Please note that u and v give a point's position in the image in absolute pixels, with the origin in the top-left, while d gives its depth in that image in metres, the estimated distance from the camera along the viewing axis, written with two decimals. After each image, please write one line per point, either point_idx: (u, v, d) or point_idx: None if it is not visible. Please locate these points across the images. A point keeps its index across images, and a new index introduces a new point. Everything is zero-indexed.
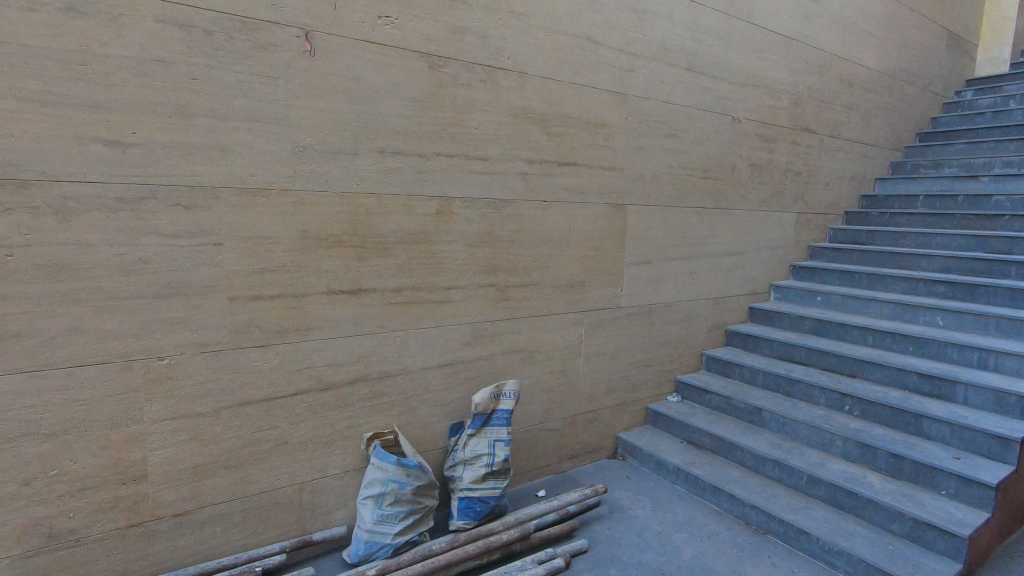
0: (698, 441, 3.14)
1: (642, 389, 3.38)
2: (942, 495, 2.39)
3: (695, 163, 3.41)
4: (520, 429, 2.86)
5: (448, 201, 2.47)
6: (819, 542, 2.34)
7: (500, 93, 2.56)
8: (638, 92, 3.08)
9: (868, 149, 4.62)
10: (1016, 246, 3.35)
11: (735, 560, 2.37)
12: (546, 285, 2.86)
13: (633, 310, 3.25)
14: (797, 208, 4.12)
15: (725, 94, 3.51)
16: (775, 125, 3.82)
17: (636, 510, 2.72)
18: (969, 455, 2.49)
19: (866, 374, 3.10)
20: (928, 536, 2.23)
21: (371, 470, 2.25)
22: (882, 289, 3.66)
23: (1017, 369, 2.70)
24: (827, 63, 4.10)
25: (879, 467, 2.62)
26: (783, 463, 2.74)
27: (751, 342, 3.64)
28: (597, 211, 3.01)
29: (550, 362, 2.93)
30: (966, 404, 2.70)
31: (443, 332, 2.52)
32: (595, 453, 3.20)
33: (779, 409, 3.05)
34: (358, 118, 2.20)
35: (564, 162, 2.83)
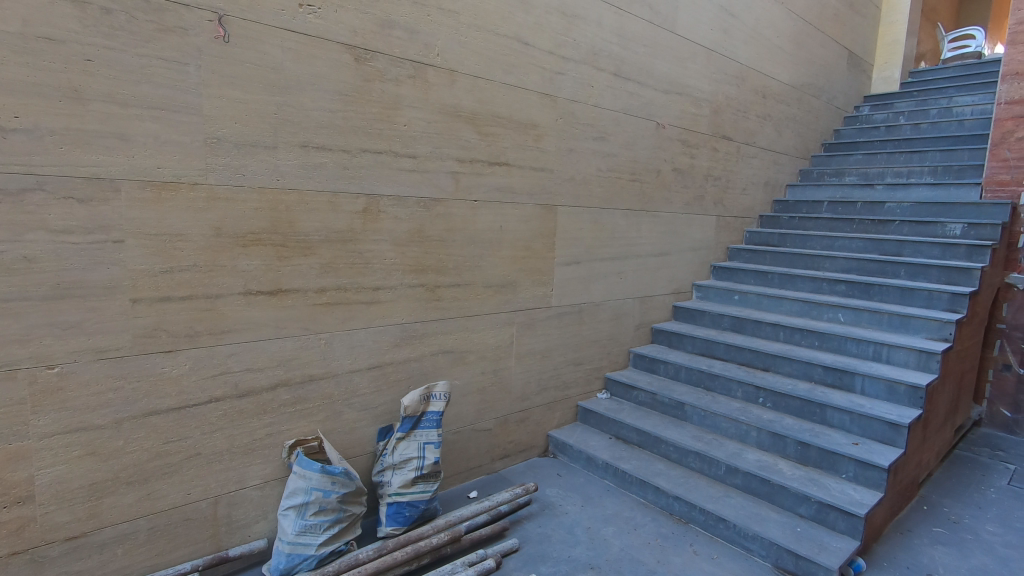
0: (626, 437, 3.23)
1: (573, 387, 3.47)
2: (843, 478, 2.57)
3: (623, 166, 3.51)
4: (452, 430, 2.86)
5: (375, 199, 2.45)
6: (735, 528, 2.44)
7: (429, 90, 2.56)
8: (568, 95, 3.14)
9: (781, 157, 4.91)
10: (904, 248, 3.73)
11: (660, 549, 2.43)
12: (478, 286, 2.88)
13: (565, 309, 3.32)
14: (717, 211, 4.33)
15: (651, 99, 3.63)
16: (697, 132, 4.00)
17: (566, 506, 2.76)
18: (866, 440, 2.69)
19: (778, 368, 3.30)
20: (831, 517, 2.38)
21: (293, 480, 2.22)
22: (792, 288, 3.93)
23: (906, 361, 2.95)
24: (743, 74, 4.33)
25: (789, 454, 2.77)
26: (706, 455, 2.84)
27: (674, 339, 3.81)
28: (528, 211, 3.04)
29: (482, 362, 2.95)
30: (864, 394, 2.92)
31: (368, 336, 2.51)
32: (527, 452, 3.26)
33: (700, 403, 3.18)
34: (279, 111, 2.15)
35: (494, 162, 2.85)
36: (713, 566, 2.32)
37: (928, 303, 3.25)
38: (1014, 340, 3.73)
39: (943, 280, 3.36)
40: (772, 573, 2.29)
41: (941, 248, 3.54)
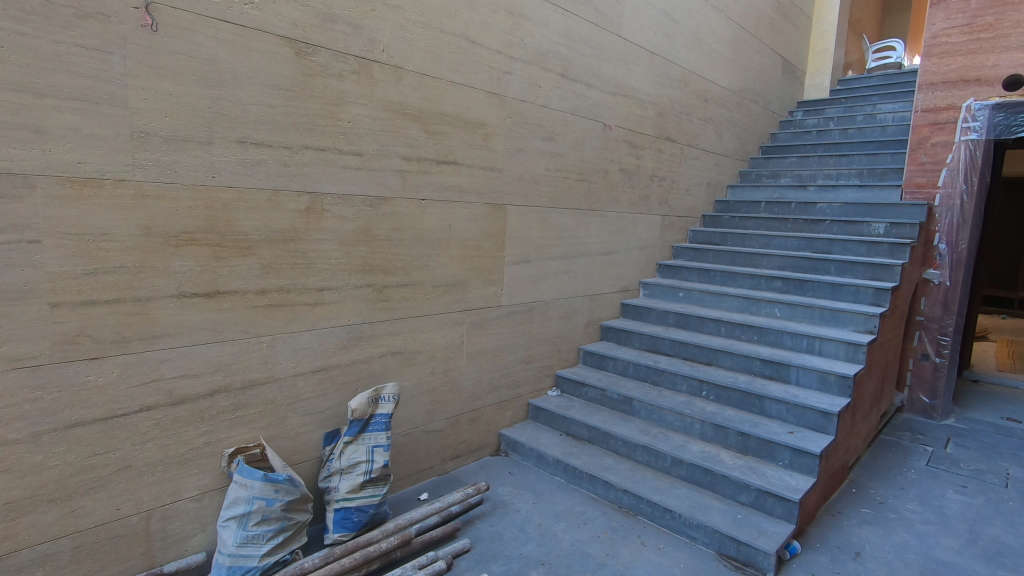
0: (576, 433, 3.28)
1: (524, 385, 3.49)
2: (779, 465, 2.69)
3: (571, 166, 3.55)
4: (402, 432, 2.82)
5: (319, 197, 2.38)
6: (680, 518, 2.52)
7: (374, 86, 2.51)
8: (516, 95, 3.15)
9: (721, 159, 5.10)
10: (834, 246, 3.95)
11: (609, 542, 2.48)
12: (426, 286, 2.85)
13: (515, 308, 3.33)
14: (662, 210, 4.45)
15: (597, 101, 3.69)
16: (642, 133, 4.10)
17: (518, 504, 2.78)
18: (800, 429, 2.83)
19: (720, 362, 3.42)
20: (769, 503, 2.49)
21: (233, 489, 2.13)
22: (733, 285, 4.09)
23: (836, 352, 3.13)
24: (685, 78, 4.47)
25: (730, 445, 2.88)
26: (652, 448, 2.92)
27: (622, 336, 3.89)
28: (478, 210, 3.04)
29: (432, 362, 2.92)
30: (799, 384, 3.07)
31: (313, 338, 2.44)
32: (479, 451, 3.25)
33: (647, 398, 3.27)
34: (214, 105, 2.06)
35: (442, 160, 2.82)
36: (659, 556, 2.39)
37: (856, 298, 3.46)
38: (931, 331, 4.01)
39: (868, 276, 3.59)
40: (715, 559, 2.38)
41: (866, 246, 3.77)
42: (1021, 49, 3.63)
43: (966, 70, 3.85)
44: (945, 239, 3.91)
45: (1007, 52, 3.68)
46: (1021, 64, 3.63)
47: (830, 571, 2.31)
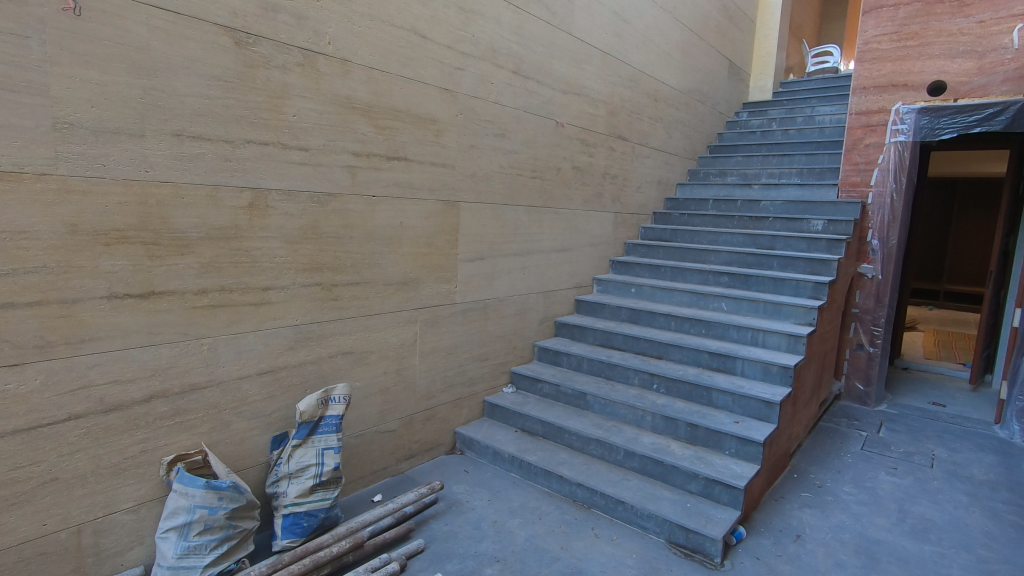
0: (531, 429, 3.30)
1: (479, 383, 3.48)
2: (726, 454, 2.79)
3: (524, 164, 3.56)
4: (353, 433, 2.77)
5: (262, 194, 2.30)
6: (633, 509, 2.57)
7: (321, 80, 2.44)
8: (468, 91, 3.13)
9: (671, 157, 5.22)
10: (776, 242, 4.12)
11: (563, 536, 2.50)
12: (378, 284, 2.80)
13: (469, 306, 3.31)
14: (614, 208, 4.52)
15: (550, 98, 3.71)
16: (594, 131, 4.15)
17: (473, 502, 2.77)
18: (745, 418, 2.94)
19: (670, 355, 3.51)
20: (716, 491, 2.58)
21: (174, 499, 2.03)
22: (682, 280, 4.20)
23: (778, 344, 3.27)
24: (636, 78, 4.55)
25: (680, 436, 2.96)
26: (606, 441, 2.97)
27: (576, 332, 3.94)
28: (430, 207, 3.00)
29: (385, 361, 2.88)
30: (745, 375, 3.19)
31: (258, 339, 2.35)
32: (434, 450, 3.22)
33: (600, 392, 3.32)
34: (146, 95, 1.96)
35: (392, 156, 2.77)
36: (612, 547, 2.43)
37: (796, 292, 3.62)
38: (865, 322, 4.24)
39: (808, 271, 3.76)
40: (666, 547, 2.44)
41: (806, 242, 3.95)
42: (944, 56, 3.89)
43: (895, 75, 4.08)
44: (877, 235, 4.14)
45: (930, 60, 3.93)
46: (944, 71, 3.89)
47: (772, 553, 2.41)
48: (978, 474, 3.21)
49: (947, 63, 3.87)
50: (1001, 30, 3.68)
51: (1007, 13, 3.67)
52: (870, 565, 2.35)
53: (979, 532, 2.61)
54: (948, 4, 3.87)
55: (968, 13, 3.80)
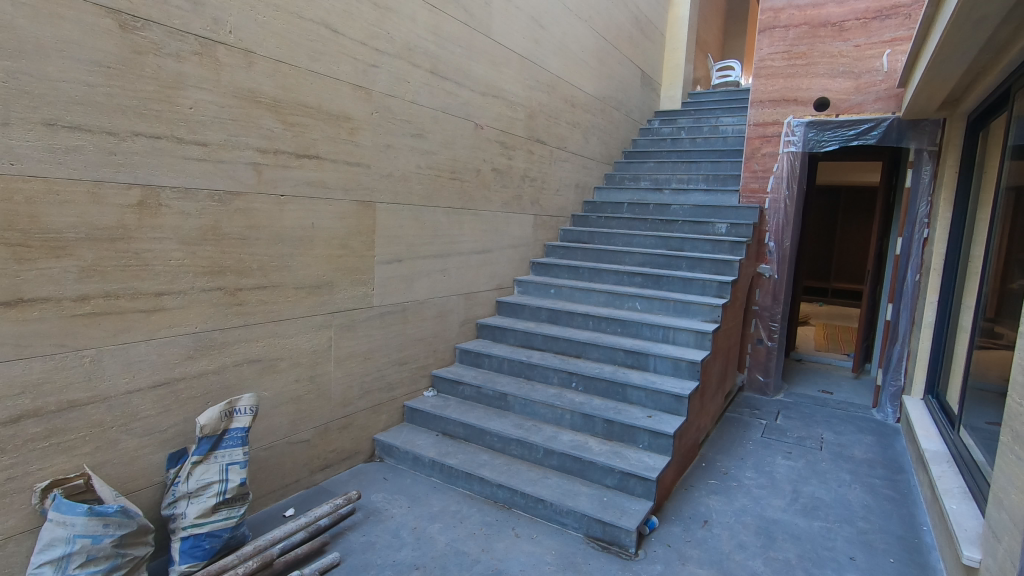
0: (452, 432, 3.27)
1: (398, 387, 3.40)
2: (639, 447, 2.91)
3: (442, 165, 3.53)
4: (262, 445, 2.62)
5: (154, 191, 2.12)
6: (552, 506, 2.62)
7: (220, 71, 2.29)
8: (383, 89, 3.06)
9: (588, 162, 5.38)
10: (685, 244, 4.35)
11: (483, 538, 2.50)
12: (288, 288, 2.66)
13: (387, 309, 3.23)
14: (534, 210, 4.58)
15: (468, 100, 3.70)
16: (512, 134, 4.18)
17: (392, 510, 2.71)
18: (657, 412, 3.08)
19: (587, 354, 3.61)
20: (630, 484, 2.68)
21: (49, 530, 1.83)
22: (598, 281, 4.34)
23: (687, 340, 3.45)
24: (553, 83, 4.65)
25: (597, 432, 3.05)
26: (526, 441, 3.00)
27: (497, 333, 3.95)
28: (344, 208, 2.90)
29: (296, 369, 2.74)
30: (656, 371, 3.34)
31: (151, 349, 2.17)
32: (351, 459, 3.12)
33: (521, 393, 3.35)
34: (11, 79, 1.75)
35: (302, 154, 2.65)
36: (532, 546, 2.46)
37: (703, 291, 3.84)
38: (764, 318, 4.56)
39: (713, 271, 4.01)
40: (584, 541, 2.50)
41: (711, 244, 4.20)
42: (827, 75, 4.27)
43: (787, 91, 4.43)
44: (773, 237, 4.47)
45: (816, 78, 4.31)
46: (828, 89, 4.27)
47: (682, 540, 2.54)
48: (859, 453, 3.55)
49: (830, 81, 4.26)
50: (874, 54, 4.10)
51: (878, 39, 4.09)
52: (768, 544, 2.53)
53: (859, 506, 2.89)
54: (830, 28, 4.26)
55: (846, 37, 4.20)
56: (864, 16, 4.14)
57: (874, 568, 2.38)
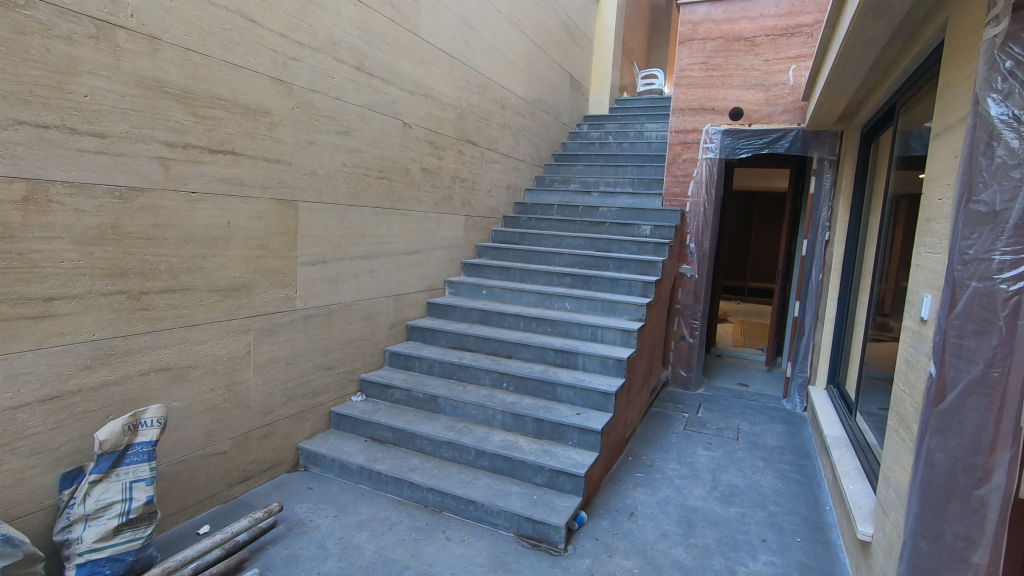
0: (381, 436, 3.20)
1: (324, 393, 3.29)
2: (568, 444, 2.97)
3: (369, 163, 3.44)
4: (172, 460, 2.44)
5: (42, 185, 1.94)
6: (482, 507, 2.62)
7: (121, 57, 2.13)
8: (305, 84, 2.94)
9: (519, 163, 5.42)
10: (612, 245, 4.48)
11: (413, 544, 2.46)
12: (201, 290, 2.50)
13: (311, 312, 3.11)
14: (465, 211, 4.57)
15: (396, 98, 3.64)
16: (442, 134, 4.15)
17: (317, 521, 2.61)
18: (586, 409, 3.16)
19: (518, 354, 3.64)
20: (560, 481, 2.72)
21: None
22: (529, 281, 4.39)
23: (614, 338, 3.56)
24: (483, 84, 4.65)
25: (527, 431, 3.08)
26: (456, 443, 2.98)
27: (428, 335, 3.91)
28: (263, 206, 2.77)
29: (211, 377, 2.58)
30: (585, 369, 3.42)
31: (39, 359, 1.98)
32: (273, 469, 2.98)
33: (452, 395, 3.33)
34: None
35: (216, 149, 2.50)
36: (462, 548, 2.45)
37: (629, 291, 3.98)
38: (686, 316, 4.78)
39: (639, 271, 4.16)
40: (514, 540, 2.52)
41: (636, 245, 4.35)
42: (740, 87, 4.54)
43: (705, 100, 4.67)
44: (694, 239, 4.70)
45: (731, 89, 4.57)
46: (741, 100, 4.54)
47: (609, 533, 2.61)
48: (771, 441, 3.80)
49: (743, 93, 4.53)
50: (781, 69, 4.41)
51: (785, 55, 4.40)
52: (689, 532, 2.65)
53: (771, 491, 3.09)
54: (743, 42, 4.53)
55: (757, 51, 4.48)
56: (773, 33, 4.43)
57: (784, 548, 2.55)
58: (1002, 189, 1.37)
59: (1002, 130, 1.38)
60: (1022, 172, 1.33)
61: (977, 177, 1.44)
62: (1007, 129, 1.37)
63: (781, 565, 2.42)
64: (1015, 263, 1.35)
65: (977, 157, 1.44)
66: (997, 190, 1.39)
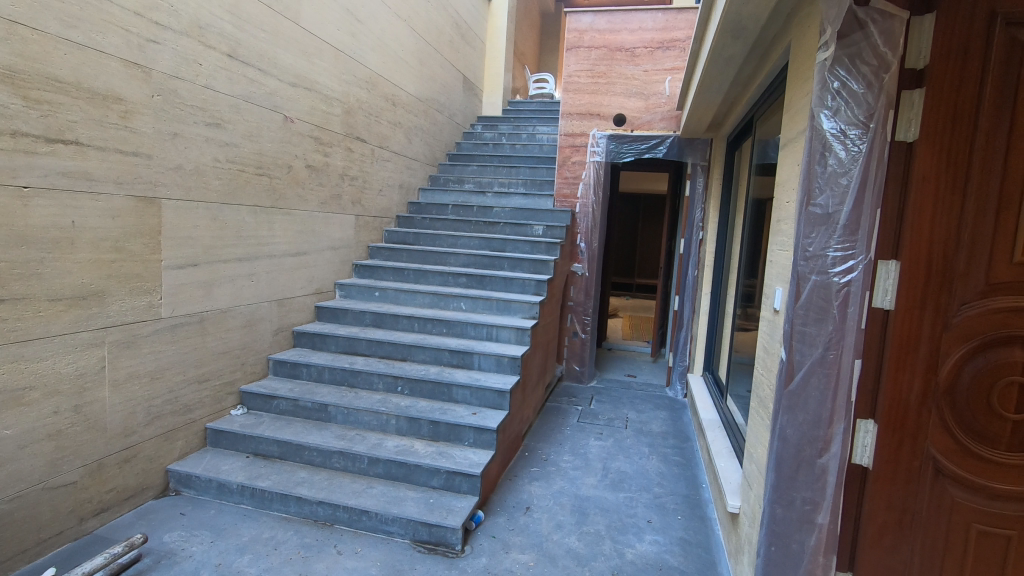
0: (265, 451, 3.00)
1: (198, 409, 3.01)
2: (465, 444, 2.97)
3: (245, 159, 3.20)
4: (4, 497, 2.10)
5: None
6: (376, 516, 2.54)
7: None
8: (166, 69, 2.67)
9: (412, 163, 5.33)
10: (506, 245, 4.55)
11: (301, 562, 2.33)
12: (37, 300, 2.17)
13: (181, 320, 2.83)
14: (355, 210, 4.40)
15: (275, 90, 3.42)
16: (328, 130, 3.96)
17: (190, 549, 2.38)
18: (482, 408, 3.17)
19: (413, 356, 3.58)
20: (456, 482, 2.72)
21: None
22: (424, 282, 4.33)
23: (508, 337, 3.61)
24: (372, 80, 4.51)
25: (423, 434, 3.04)
26: (348, 452, 2.86)
27: (317, 340, 3.72)
28: (118, 204, 2.47)
29: (54, 399, 2.26)
30: (480, 368, 3.44)
31: None
32: (137, 497, 2.68)
33: (343, 402, 3.19)
34: None
35: (53, 138, 2.19)
36: (355, 561, 2.35)
37: (523, 289, 4.06)
38: (578, 313, 4.96)
39: (532, 270, 4.26)
40: (410, 547, 2.47)
41: (530, 245, 4.46)
42: (622, 95, 4.80)
43: (591, 106, 4.88)
44: (584, 238, 4.90)
45: (614, 96, 4.82)
46: (623, 107, 4.80)
47: (506, 529, 2.64)
48: (656, 428, 4.05)
49: (625, 100, 4.80)
50: (658, 80, 4.73)
51: (661, 67, 4.73)
52: (581, 520, 2.75)
53: (655, 474, 3.30)
54: (624, 53, 4.79)
55: (637, 62, 4.77)
56: (650, 46, 4.74)
57: (666, 526, 2.73)
58: (834, 194, 1.55)
59: (833, 141, 1.56)
60: (849, 179, 1.52)
61: (814, 183, 1.60)
62: (836, 141, 1.55)
63: (664, 542, 2.59)
64: (846, 259, 1.54)
65: (813, 165, 1.60)
66: (830, 195, 1.56)
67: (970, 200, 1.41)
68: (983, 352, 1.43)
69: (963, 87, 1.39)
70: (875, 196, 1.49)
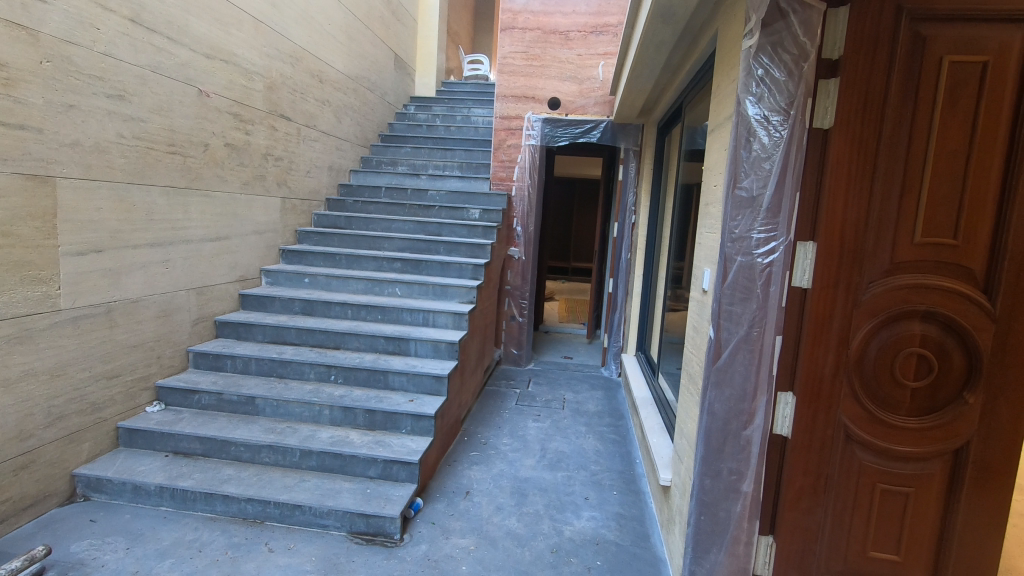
0: (187, 449, 2.82)
1: (108, 407, 2.78)
2: (402, 432, 2.91)
3: (155, 135, 2.95)
4: None
5: None
6: (311, 510, 2.45)
7: None
8: (56, 33, 2.39)
9: (342, 143, 5.11)
10: (442, 229, 4.48)
11: (229, 562, 2.21)
12: None
13: (84, 312, 2.59)
14: (281, 192, 4.17)
15: (187, 61, 3.15)
16: (249, 106, 3.72)
17: (103, 557, 2.20)
18: (419, 395, 3.12)
19: (347, 344, 3.47)
20: (394, 471, 2.67)
21: None
22: (357, 267, 4.19)
23: (446, 322, 3.57)
24: (296, 54, 4.26)
25: (359, 424, 2.96)
26: (278, 446, 2.74)
27: (242, 330, 3.53)
28: (3, 183, 2.21)
29: None
30: (417, 355, 3.38)
31: None
32: (39, 506, 2.44)
33: (271, 393, 3.05)
34: None
35: None
36: (289, 557, 2.27)
37: (460, 274, 4.02)
38: (514, 296, 4.98)
39: (469, 255, 4.22)
40: (346, 539, 2.41)
41: (466, 228, 4.41)
42: (557, 78, 4.80)
43: (526, 88, 4.85)
44: (520, 222, 4.90)
45: (549, 79, 4.81)
46: (557, 90, 4.81)
47: (445, 515, 2.62)
48: (591, 407, 4.16)
49: (560, 84, 4.80)
50: (592, 64, 4.77)
51: (594, 51, 4.76)
52: (521, 501, 2.78)
53: (592, 452, 3.39)
54: (558, 36, 4.79)
55: (570, 46, 4.78)
56: (584, 30, 4.77)
57: (602, 502, 2.81)
58: (758, 177, 1.61)
59: (757, 127, 1.60)
60: (772, 164, 1.59)
61: (739, 167, 1.65)
62: (760, 126, 1.60)
63: (601, 518, 2.67)
64: (769, 240, 1.61)
65: (739, 150, 1.64)
66: (755, 178, 1.62)
67: (878, 184, 1.50)
68: (887, 326, 1.54)
69: (872, 80, 1.48)
70: (795, 180, 1.57)
